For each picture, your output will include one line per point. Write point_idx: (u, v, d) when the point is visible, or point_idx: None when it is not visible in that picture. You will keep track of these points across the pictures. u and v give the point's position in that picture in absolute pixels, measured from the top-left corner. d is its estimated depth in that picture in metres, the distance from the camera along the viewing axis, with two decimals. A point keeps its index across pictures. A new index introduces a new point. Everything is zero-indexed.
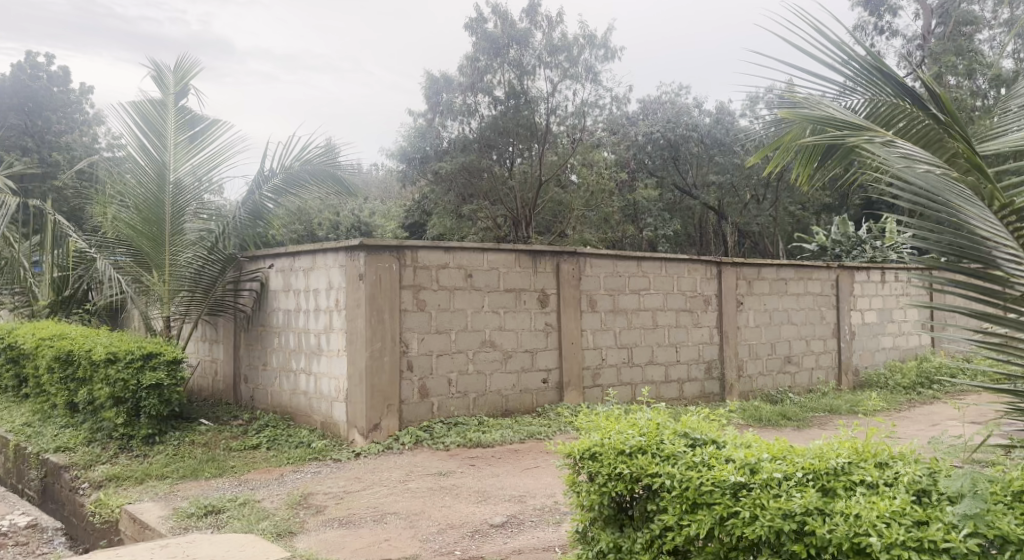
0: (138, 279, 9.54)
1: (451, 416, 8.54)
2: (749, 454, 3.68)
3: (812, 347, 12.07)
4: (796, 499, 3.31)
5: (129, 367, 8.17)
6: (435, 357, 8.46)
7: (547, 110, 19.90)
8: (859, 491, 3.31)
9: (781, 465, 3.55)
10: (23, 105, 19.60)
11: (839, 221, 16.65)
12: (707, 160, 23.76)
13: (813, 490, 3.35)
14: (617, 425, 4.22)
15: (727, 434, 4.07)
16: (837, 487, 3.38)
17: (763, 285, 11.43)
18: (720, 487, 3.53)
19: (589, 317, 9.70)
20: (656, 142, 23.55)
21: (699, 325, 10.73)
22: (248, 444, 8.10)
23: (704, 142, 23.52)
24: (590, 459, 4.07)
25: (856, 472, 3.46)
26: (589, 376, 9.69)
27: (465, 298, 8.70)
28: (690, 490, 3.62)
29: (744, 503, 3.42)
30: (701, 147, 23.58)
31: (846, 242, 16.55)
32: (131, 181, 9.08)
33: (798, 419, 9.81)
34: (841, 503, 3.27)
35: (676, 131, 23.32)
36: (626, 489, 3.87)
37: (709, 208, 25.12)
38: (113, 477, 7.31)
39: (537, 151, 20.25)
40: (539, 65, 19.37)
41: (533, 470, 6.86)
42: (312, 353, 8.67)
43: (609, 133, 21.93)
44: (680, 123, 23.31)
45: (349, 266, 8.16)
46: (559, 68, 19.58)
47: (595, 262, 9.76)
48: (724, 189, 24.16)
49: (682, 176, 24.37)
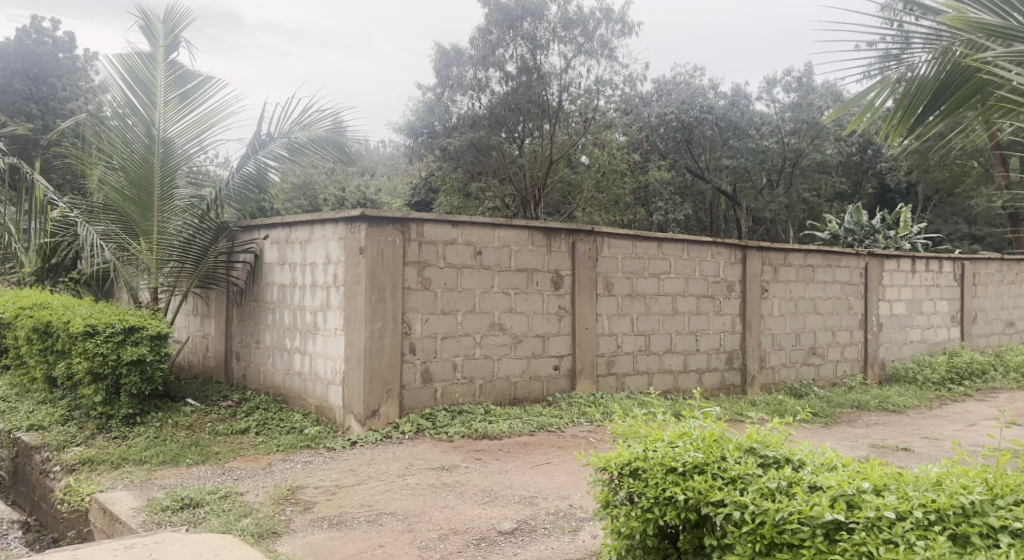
0: (124, 247, 8.89)
1: (456, 403, 7.94)
2: (844, 485, 3.48)
3: (838, 338, 11.43)
4: (920, 551, 3.14)
5: (109, 341, 7.55)
6: (440, 339, 7.85)
7: (560, 87, 19.08)
8: (1003, 542, 3.14)
9: (892, 501, 3.35)
10: (28, 71, 18.39)
11: (854, 209, 15.92)
12: (720, 143, 22.97)
13: (940, 539, 3.16)
14: (661, 439, 4.03)
15: (798, 449, 3.89)
16: (970, 533, 3.20)
17: (789, 272, 10.80)
18: (809, 527, 3.34)
19: (605, 301, 9.07)
20: (669, 124, 22.74)
21: (721, 312, 10.09)
22: (235, 428, 7.48)
23: (719, 125, 22.67)
24: (631, 476, 3.91)
25: (990, 513, 3.27)
26: (604, 364, 9.07)
27: (473, 277, 8.08)
28: (766, 527, 3.41)
29: (842, 550, 3.23)
30: (715, 130, 22.76)
31: (859, 231, 15.80)
32: (118, 141, 8.49)
33: (825, 416, 9.23)
34: (978, 556, 3.09)
35: (690, 113, 22.50)
36: (676, 516, 3.69)
37: (721, 193, 24.39)
38: (88, 460, 6.70)
39: (549, 129, 19.52)
40: (553, 39, 18.49)
41: (545, 466, 6.27)
42: (307, 332, 8.05)
43: (623, 113, 21.13)
44: (694, 105, 22.48)
45: (348, 239, 7.53)
46: (574, 43, 18.71)
47: (613, 242, 9.13)
48: (738, 174, 23.40)
49: (694, 160, 23.58)
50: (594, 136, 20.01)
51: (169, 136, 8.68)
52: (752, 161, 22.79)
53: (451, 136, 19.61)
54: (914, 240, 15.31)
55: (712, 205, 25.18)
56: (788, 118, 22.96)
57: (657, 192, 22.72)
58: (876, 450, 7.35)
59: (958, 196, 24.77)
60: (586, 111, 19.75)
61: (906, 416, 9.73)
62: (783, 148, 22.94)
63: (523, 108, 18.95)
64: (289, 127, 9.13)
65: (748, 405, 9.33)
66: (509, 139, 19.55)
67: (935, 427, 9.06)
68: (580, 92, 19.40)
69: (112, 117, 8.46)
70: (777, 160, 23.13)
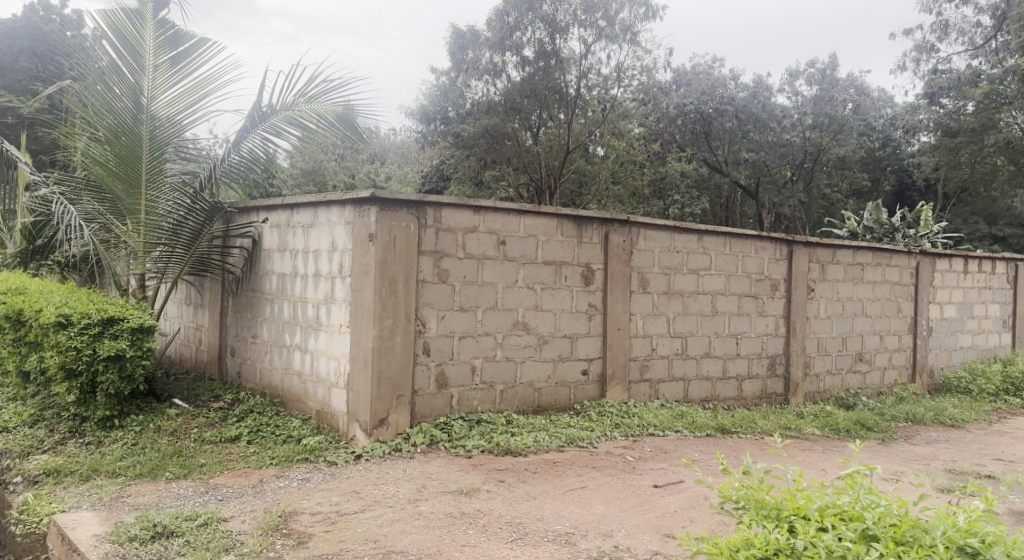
0: (108, 228, 8.04)
1: (473, 410, 7.05)
2: None
3: (887, 344, 10.54)
4: None
5: (83, 334, 6.65)
6: (458, 339, 6.97)
7: (579, 74, 18.04)
8: None
9: None
10: (34, 48, 17.37)
11: (873, 206, 14.41)
12: (740, 136, 21.85)
13: None
14: (811, 527, 3.37)
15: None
16: None
17: (837, 270, 9.91)
18: None
19: (639, 299, 8.18)
20: (688, 115, 21.81)
21: (764, 313, 9.18)
22: (225, 436, 6.58)
23: (739, 117, 21.74)
24: None
25: None
26: (637, 369, 8.17)
27: (496, 270, 7.20)
28: None
29: None
30: (735, 122, 21.82)
31: (879, 227, 14.67)
32: (101, 110, 7.63)
33: (881, 431, 8.32)
34: None
35: (710, 104, 21.50)
36: None
37: (738, 188, 23.41)
38: (53, 471, 5.86)
39: (565, 117, 18.59)
40: (573, 23, 17.42)
41: (579, 492, 5.40)
42: (309, 327, 7.17)
43: (642, 103, 20.12)
44: (715, 95, 21.50)
45: (356, 224, 6.66)
46: (595, 28, 17.53)
47: (650, 234, 8.24)
48: (758, 168, 22.45)
49: (713, 153, 22.64)
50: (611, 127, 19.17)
51: (159, 106, 7.85)
52: (773, 155, 21.87)
53: (465, 121, 18.86)
54: (936, 239, 14.35)
55: (729, 200, 24.21)
56: (809, 111, 21.92)
57: (674, 184, 21.63)
58: (955, 476, 6.45)
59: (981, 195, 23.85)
60: (604, 99, 18.64)
61: (968, 433, 8.83)
62: (805, 141, 21.80)
63: (540, 94, 18.03)
64: (294, 99, 8.23)
65: (794, 417, 8.42)
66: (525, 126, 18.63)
67: (1005, 446, 8.16)
68: (599, 79, 18.34)
69: (95, 82, 7.59)
70: (797, 155, 22.10)
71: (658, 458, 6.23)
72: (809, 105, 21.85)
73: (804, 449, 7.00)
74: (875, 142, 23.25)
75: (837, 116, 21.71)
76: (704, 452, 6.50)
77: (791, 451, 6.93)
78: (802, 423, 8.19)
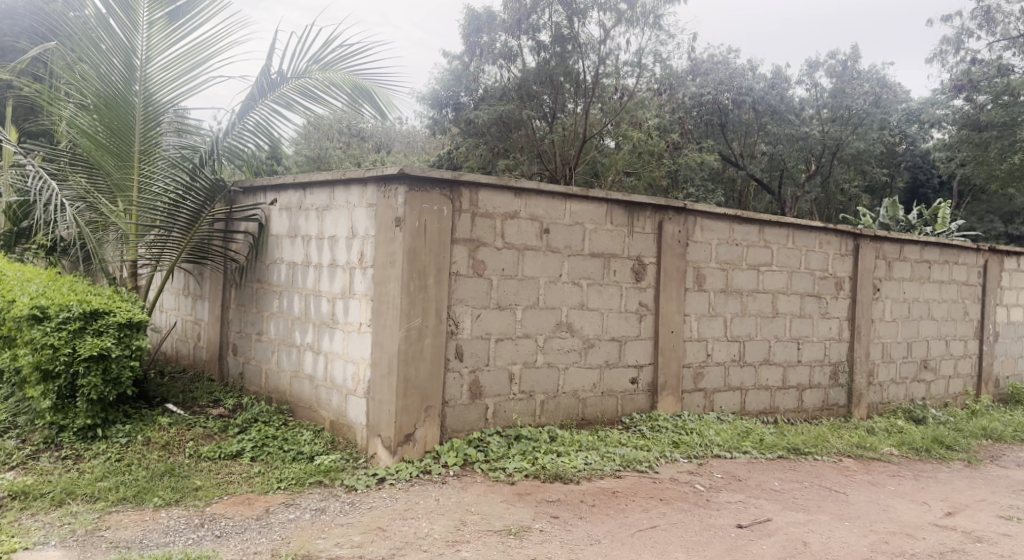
0: (95, 208, 7.10)
1: (511, 424, 6.13)
2: None
3: (952, 350, 9.58)
4: None
5: (61, 330, 5.75)
6: (495, 342, 6.03)
7: (596, 61, 16.96)
8: None
9: None
10: None
11: (888, 202, 13.23)
12: (757, 129, 21.01)
13: None
14: None
15: None
16: None
17: (904, 267, 8.97)
18: None
19: (694, 298, 7.23)
20: (704, 105, 20.53)
21: (827, 315, 8.24)
22: (226, 452, 5.65)
23: (757, 109, 20.72)
24: None
25: None
26: (690, 377, 7.23)
27: (538, 263, 6.26)
28: None
29: None
30: (752, 114, 20.80)
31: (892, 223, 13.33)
32: (89, 73, 6.72)
33: (963, 451, 7.34)
34: None
35: (727, 95, 20.35)
36: None
37: (754, 183, 22.37)
38: (19, 493, 4.92)
39: (580, 107, 17.54)
40: (592, 6, 16.41)
41: (652, 534, 4.47)
42: (322, 325, 6.24)
43: (658, 94, 18.85)
44: (732, 85, 20.31)
45: (381, 206, 5.73)
46: (615, 11, 16.43)
47: (707, 224, 7.29)
48: (775, 162, 21.40)
49: (728, 145, 21.42)
50: (629, 118, 17.69)
51: (154, 69, 6.92)
52: (792, 150, 21.06)
53: (478, 108, 17.78)
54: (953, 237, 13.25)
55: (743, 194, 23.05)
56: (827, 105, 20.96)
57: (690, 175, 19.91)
58: None
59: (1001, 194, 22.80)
60: (620, 88, 17.47)
61: None
62: (823, 135, 20.84)
63: (556, 81, 17.10)
64: (306, 65, 7.27)
65: (864, 434, 7.46)
66: (539, 114, 17.67)
67: None
68: (616, 67, 17.23)
69: (82, 40, 6.66)
70: (815, 148, 20.99)
71: (733, 488, 5.29)
72: (829, 98, 20.96)
73: (894, 476, 6.04)
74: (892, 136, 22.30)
75: (858, 110, 20.78)
76: (784, 481, 5.57)
77: (879, 477, 5.98)
78: (876, 440, 7.23)
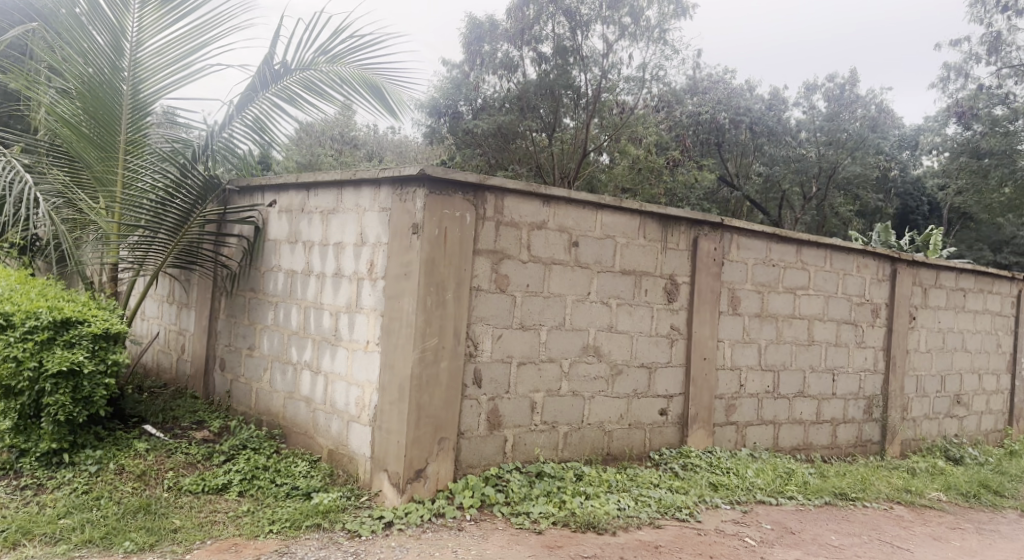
0: (74, 205, 6.40)
1: (532, 459, 5.49)
2: None
3: (984, 385, 9.03)
4: None
5: (26, 341, 5.08)
6: (517, 366, 5.40)
7: (599, 74, 16.38)
8: None
9: None
10: None
11: (881, 226, 12.65)
12: (753, 150, 20.51)
13: None
14: None
15: None
16: None
17: (940, 295, 8.42)
18: None
19: (728, 322, 6.63)
20: (702, 124, 19.75)
21: (863, 345, 7.65)
22: (211, 486, 4.97)
23: (755, 129, 20.21)
24: None
25: None
26: (722, 409, 6.62)
27: (566, 279, 5.65)
28: None
29: None
30: (750, 134, 20.27)
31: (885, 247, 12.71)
32: (73, 54, 6.04)
33: (1014, 497, 6.76)
34: None
35: (724, 114, 19.76)
36: None
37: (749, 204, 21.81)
38: None
39: (580, 120, 16.91)
40: (596, 19, 15.80)
41: None
42: (323, 342, 5.58)
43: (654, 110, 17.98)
44: (732, 105, 19.77)
45: (396, 210, 5.10)
46: (619, 24, 15.86)
47: (744, 243, 6.70)
48: (771, 183, 20.87)
49: (724, 166, 20.92)
50: (628, 133, 16.91)
51: (146, 53, 6.25)
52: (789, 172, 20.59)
53: (477, 118, 17.06)
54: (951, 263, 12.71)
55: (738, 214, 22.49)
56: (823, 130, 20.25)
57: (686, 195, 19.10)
58: None
59: (988, 222, 22.51)
60: (619, 103, 16.82)
61: None
62: (820, 157, 20.29)
63: (556, 94, 16.52)
64: (312, 56, 6.62)
65: (907, 476, 6.87)
66: (538, 127, 17.01)
67: None
68: (617, 81, 16.58)
69: (66, 17, 5.98)
70: (812, 171, 20.46)
71: (788, 542, 4.72)
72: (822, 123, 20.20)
73: (955, 529, 5.46)
74: (889, 162, 21.79)
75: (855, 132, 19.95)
76: (840, 534, 4.99)
77: (939, 529, 5.40)
78: (921, 483, 6.64)
